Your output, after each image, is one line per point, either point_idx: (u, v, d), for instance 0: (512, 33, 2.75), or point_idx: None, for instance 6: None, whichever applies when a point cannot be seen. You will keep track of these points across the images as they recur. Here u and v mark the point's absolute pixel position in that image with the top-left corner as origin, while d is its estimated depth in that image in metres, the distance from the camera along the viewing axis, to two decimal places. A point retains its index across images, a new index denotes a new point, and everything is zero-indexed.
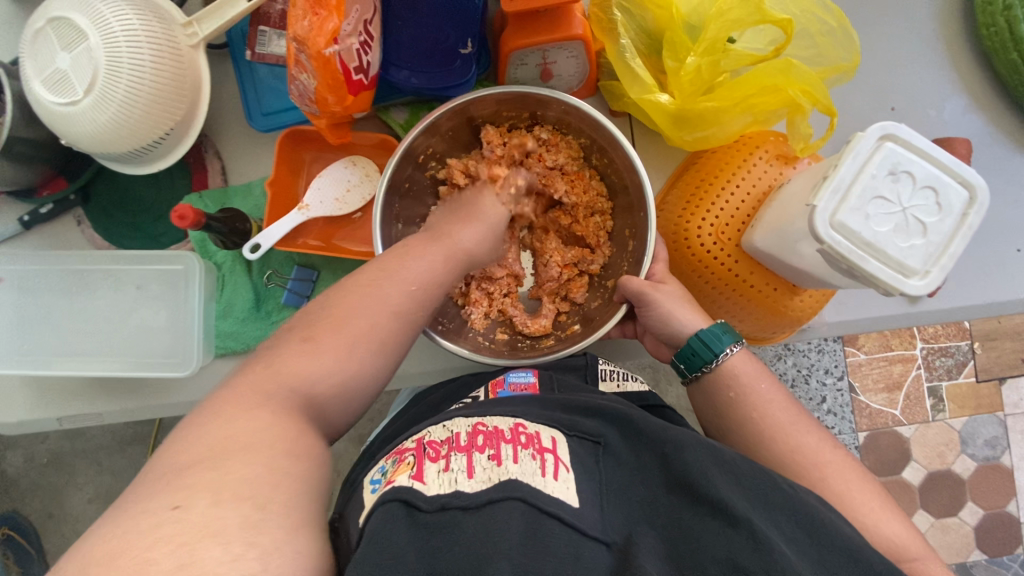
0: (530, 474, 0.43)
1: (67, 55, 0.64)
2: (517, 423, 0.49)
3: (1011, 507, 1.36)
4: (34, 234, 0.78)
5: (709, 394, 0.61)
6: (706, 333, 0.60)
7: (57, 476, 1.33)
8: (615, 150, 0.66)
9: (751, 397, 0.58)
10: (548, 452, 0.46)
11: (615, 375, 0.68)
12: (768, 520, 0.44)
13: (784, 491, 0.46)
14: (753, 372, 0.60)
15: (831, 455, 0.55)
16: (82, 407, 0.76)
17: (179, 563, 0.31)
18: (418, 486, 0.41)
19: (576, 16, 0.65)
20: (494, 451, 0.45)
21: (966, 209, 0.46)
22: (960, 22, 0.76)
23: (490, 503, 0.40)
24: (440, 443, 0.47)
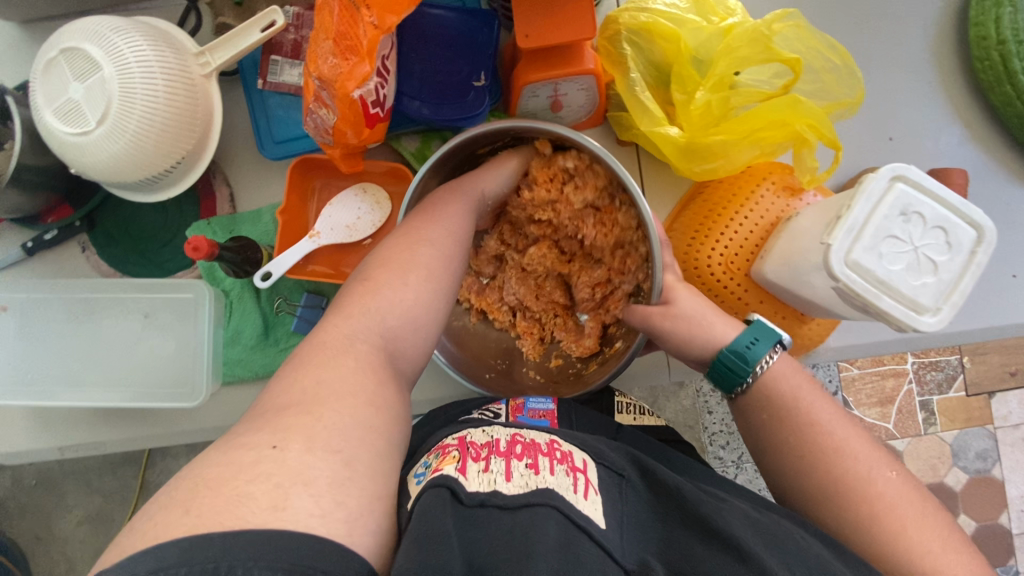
0: (565, 487, 0.42)
1: (79, 85, 0.64)
2: (553, 439, 0.49)
3: (1003, 519, 1.38)
4: (38, 261, 0.77)
5: (742, 407, 0.60)
6: (734, 349, 0.58)
7: (46, 498, 1.30)
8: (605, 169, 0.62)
9: (789, 418, 0.56)
10: (580, 472, 0.45)
11: (631, 408, 0.71)
12: (781, 564, 0.42)
13: (789, 531, 0.47)
14: (793, 390, 0.57)
15: (882, 485, 0.51)
16: (85, 437, 0.74)
17: (273, 504, 0.34)
18: (460, 479, 0.40)
19: (588, 51, 0.66)
20: (532, 461, 0.44)
21: (974, 247, 0.48)
22: (953, 55, 0.78)
23: (529, 505, 0.39)
24: (480, 445, 0.46)
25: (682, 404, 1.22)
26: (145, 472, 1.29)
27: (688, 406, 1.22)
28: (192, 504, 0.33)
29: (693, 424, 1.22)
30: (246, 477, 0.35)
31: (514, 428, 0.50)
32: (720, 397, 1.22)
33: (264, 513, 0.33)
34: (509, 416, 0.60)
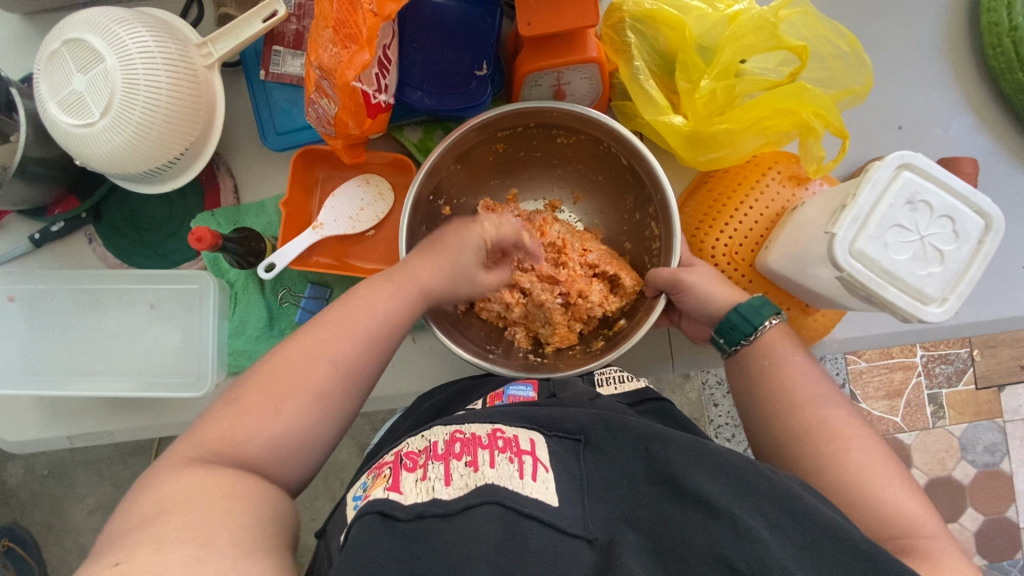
0: (507, 477, 0.43)
1: (83, 77, 0.64)
2: (495, 427, 0.48)
3: (1011, 513, 1.37)
4: (46, 252, 0.77)
5: (745, 371, 0.60)
6: (745, 307, 0.60)
7: (58, 487, 1.32)
8: (635, 157, 0.65)
9: (783, 365, 0.58)
10: (528, 453, 0.45)
11: (612, 379, 0.66)
12: (754, 512, 0.42)
13: (765, 475, 0.45)
14: (788, 344, 0.60)
15: (856, 429, 0.53)
16: (93, 426, 0.75)
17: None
18: (394, 497, 0.42)
19: (591, 39, 0.65)
20: (472, 457, 0.45)
21: (982, 237, 0.47)
22: (965, 42, 0.77)
23: (467, 509, 0.40)
24: (417, 453, 0.47)
25: (688, 396, 1.22)
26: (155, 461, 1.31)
27: (694, 398, 1.22)
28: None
29: (698, 416, 1.22)
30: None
31: (456, 424, 0.50)
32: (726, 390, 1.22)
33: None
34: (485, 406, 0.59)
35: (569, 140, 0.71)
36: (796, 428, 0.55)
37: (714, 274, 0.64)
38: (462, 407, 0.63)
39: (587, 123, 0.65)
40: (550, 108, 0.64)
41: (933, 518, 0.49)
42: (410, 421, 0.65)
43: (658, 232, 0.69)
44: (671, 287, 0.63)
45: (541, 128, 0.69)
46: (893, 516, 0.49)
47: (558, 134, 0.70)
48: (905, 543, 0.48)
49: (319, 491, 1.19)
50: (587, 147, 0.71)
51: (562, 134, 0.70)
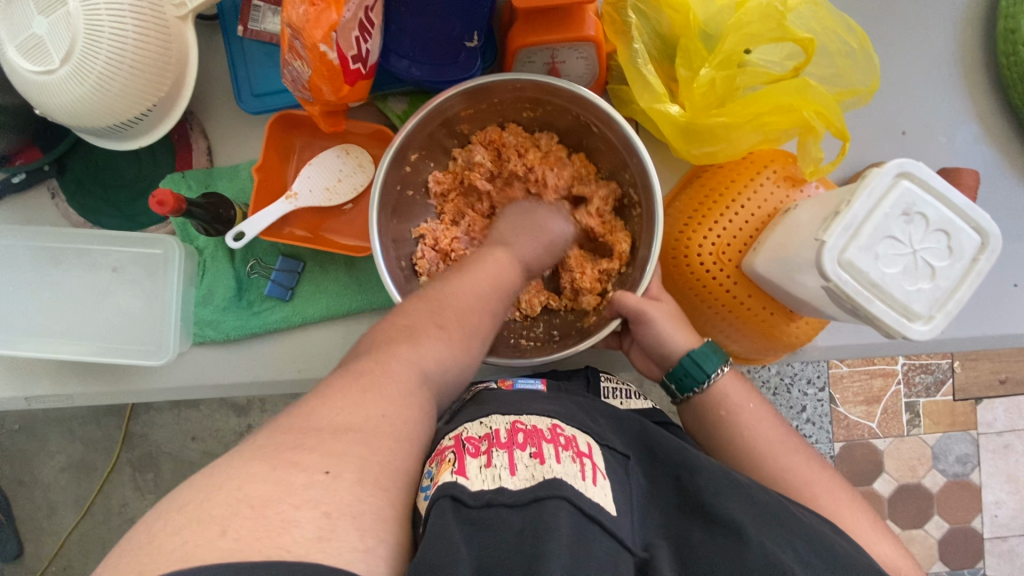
0: (572, 476, 0.39)
1: (43, 19, 0.60)
2: (554, 423, 0.46)
3: (975, 523, 1.39)
4: (6, 205, 0.73)
5: (699, 414, 0.61)
6: (698, 353, 0.60)
7: (28, 443, 1.30)
8: (602, 120, 0.62)
9: (739, 415, 0.59)
10: (586, 456, 0.43)
11: (619, 393, 0.64)
12: (786, 547, 0.41)
13: (795, 514, 0.45)
14: (742, 394, 0.60)
15: (821, 475, 0.54)
16: (50, 389, 0.72)
17: (317, 534, 0.30)
18: (461, 482, 0.38)
19: (590, 16, 0.62)
20: (536, 449, 0.42)
21: (976, 255, 0.45)
22: (979, 47, 0.74)
23: (536, 501, 0.37)
24: (478, 440, 0.43)
25: None
26: (128, 423, 1.28)
27: None
28: (230, 524, 0.29)
29: (677, 410, 1.21)
30: (292, 501, 0.31)
31: (513, 415, 0.48)
32: None
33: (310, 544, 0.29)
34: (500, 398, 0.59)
35: (536, 112, 0.69)
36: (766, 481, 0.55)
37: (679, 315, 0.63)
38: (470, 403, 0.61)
39: (548, 93, 0.63)
40: (517, 80, 0.61)
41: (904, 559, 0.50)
42: None
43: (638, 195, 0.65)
44: (634, 318, 0.62)
45: (506, 101, 0.67)
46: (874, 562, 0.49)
47: (525, 106, 0.68)
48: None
49: None
50: (559, 119, 0.69)
51: (527, 106, 0.68)
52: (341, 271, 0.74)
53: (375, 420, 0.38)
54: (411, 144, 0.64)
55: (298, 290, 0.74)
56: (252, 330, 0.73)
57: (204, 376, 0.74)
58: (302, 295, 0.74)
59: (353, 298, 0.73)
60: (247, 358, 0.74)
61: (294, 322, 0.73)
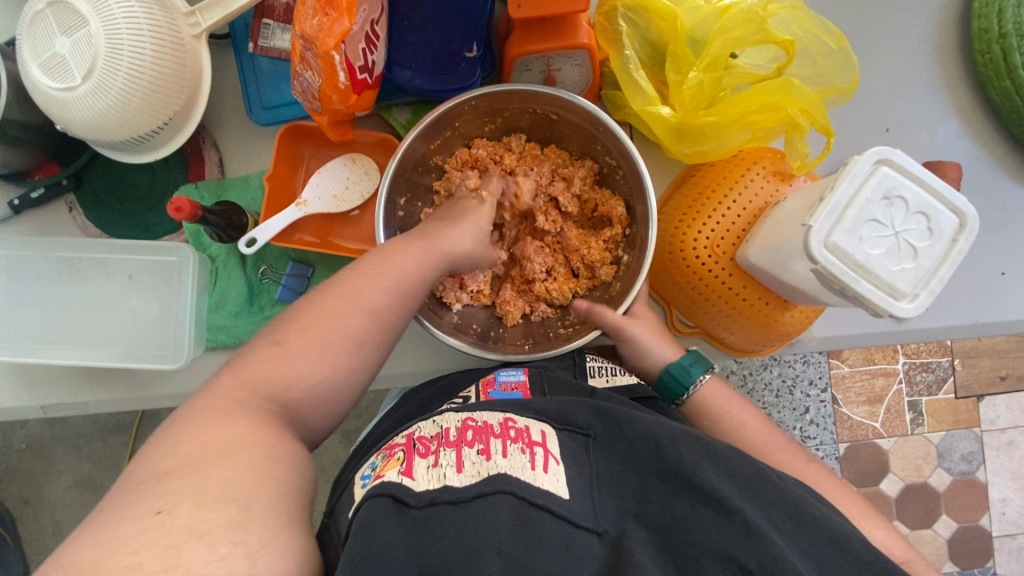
0: (520, 468, 0.42)
1: (65, 40, 0.63)
2: (507, 416, 0.48)
3: (984, 522, 1.39)
4: (26, 218, 0.76)
5: (689, 421, 0.65)
6: (674, 367, 0.64)
7: (36, 462, 1.31)
8: (569, 109, 0.65)
9: (726, 422, 0.63)
10: (539, 445, 0.44)
11: (603, 370, 0.66)
12: (762, 514, 0.44)
13: (771, 480, 0.47)
14: (723, 400, 0.64)
15: (807, 469, 0.59)
16: (66, 396, 0.75)
17: (164, 567, 0.32)
18: (407, 482, 0.40)
19: (583, 25, 0.65)
20: (484, 446, 0.43)
21: (956, 235, 0.48)
22: (956, 48, 0.77)
23: (479, 497, 0.39)
24: (429, 439, 0.45)
25: None
26: (135, 440, 1.29)
27: None
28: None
29: None
30: (130, 547, 0.33)
31: (467, 411, 0.50)
32: None
33: None
34: (480, 395, 0.60)
35: (496, 120, 0.72)
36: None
37: None
38: (458, 395, 0.63)
39: (502, 100, 0.66)
40: (467, 99, 0.64)
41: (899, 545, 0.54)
42: (397, 417, 0.65)
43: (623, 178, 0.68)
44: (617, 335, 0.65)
45: (467, 121, 0.70)
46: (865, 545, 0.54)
47: (486, 119, 0.71)
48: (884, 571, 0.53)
49: None
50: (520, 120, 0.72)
51: (487, 118, 0.71)
52: None
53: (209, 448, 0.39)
54: (396, 190, 0.66)
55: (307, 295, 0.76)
56: None
57: None
58: None
59: None
60: None
61: None
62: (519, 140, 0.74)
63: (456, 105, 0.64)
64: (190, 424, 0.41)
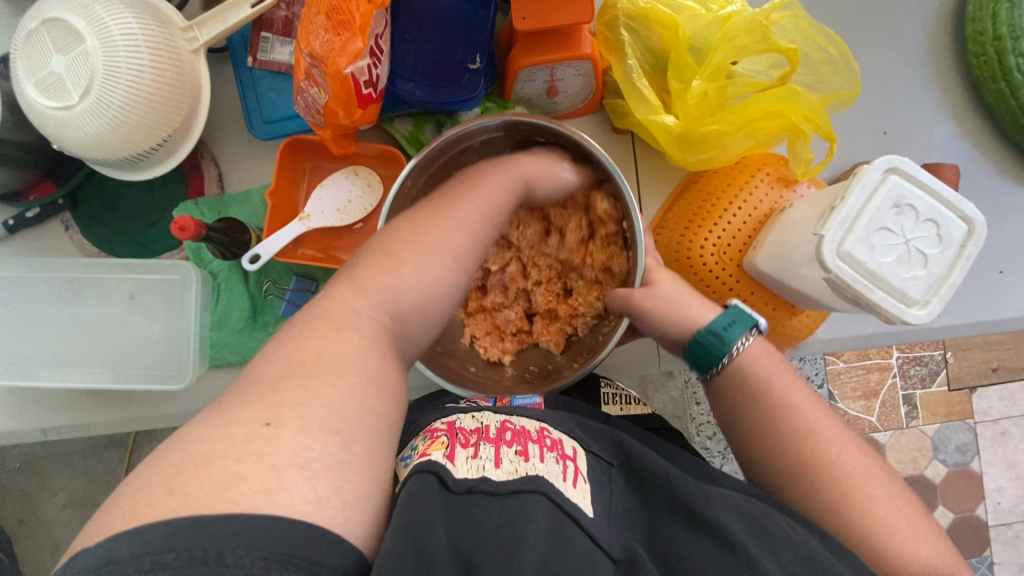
0: (554, 475, 0.43)
1: (61, 57, 0.62)
2: (543, 426, 0.50)
3: (980, 511, 1.41)
4: (21, 238, 0.75)
5: (723, 396, 0.57)
6: (710, 332, 0.57)
7: (30, 481, 1.28)
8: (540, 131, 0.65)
9: (771, 396, 0.54)
10: (570, 459, 0.46)
11: (618, 398, 0.69)
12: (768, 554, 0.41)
13: (781, 523, 0.44)
14: (769, 367, 0.55)
15: (854, 465, 0.50)
16: (68, 419, 0.73)
17: (266, 488, 0.32)
18: (448, 467, 0.41)
19: (585, 35, 0.65)
20: (522, 448, 0.45)
21: (964, 241, 0.48)
22: (949, 50, 0.78)
23: (518, 493, 0.40)
24: (470, 432, 0.47)
25: (671, 395, 1.23)
26: (132, 456, 1.27)
27: (677, 397, 1.23)
28: (178, 482, 0.32)
29: (681, 415, 1.23)
30: (235, 456, 0.33)
31: (504, 415, 0.51)
32: None
33: (255, 497, 0.32)
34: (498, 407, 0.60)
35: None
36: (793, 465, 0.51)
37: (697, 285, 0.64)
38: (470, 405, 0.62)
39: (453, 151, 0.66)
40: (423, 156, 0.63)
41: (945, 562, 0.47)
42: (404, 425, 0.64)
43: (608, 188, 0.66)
44: (630, 312, 0.62)
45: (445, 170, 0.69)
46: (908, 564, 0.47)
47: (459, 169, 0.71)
48: None
49: None
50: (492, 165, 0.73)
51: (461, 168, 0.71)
52: None
53: (314, 359, 0.40)
54: None
55: None
56: None
57: None
58: None
59: None
60: None
61: None
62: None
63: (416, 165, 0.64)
64: (302, 333, 0.42)
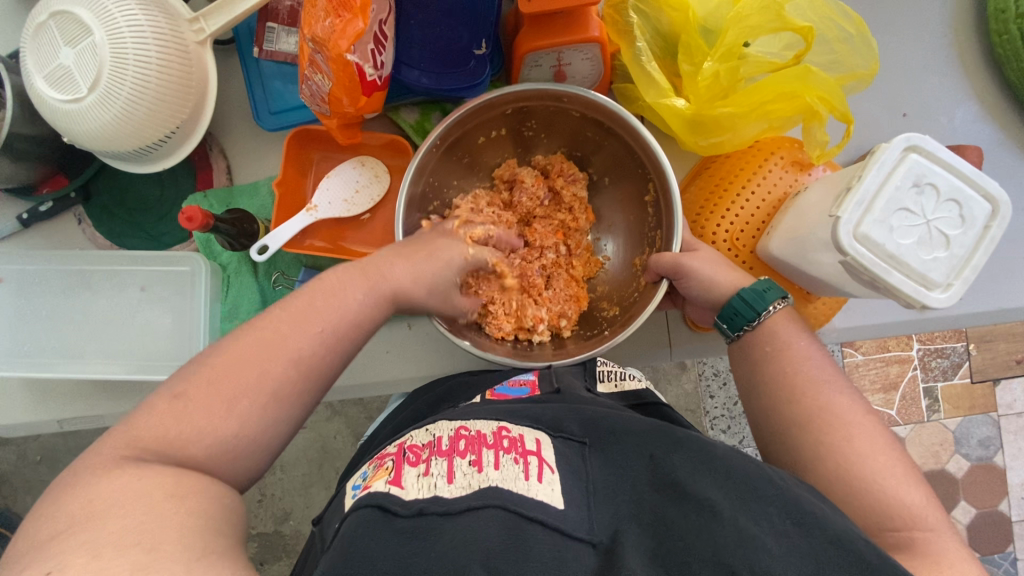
0: (510, 480, 0.42)
1: (70, 51, 0.62)
2: (501, 425, 0.48)
3: (1003, 506, 1.38)
4: (35, 232, 0.76)
5: (746, 352, 0.59)
6: (748, 293, 0.58)
7: (51, 473, 1.31)
8: (604, 115, 0.64)
9: (788, 350, 0.56)
10: (533, 454, 0.45)
11: (613, 375, 0.67)
12: (756, 518, 0.41)
13: (772, 479, 0.44)
14: (791, 329, 0.58)
15: (860, 417, 0.51)
16: (82, 410, 0.74)
17: None
18: (396, 492, 0.41)
19: (593, 18, 0.64)
20: (476, 457, 0.44)
21: (988, 222, 0.46)
22: (972, 28, 0.75)
23: (469, 510, 0.40)
24: (421, 447, 0.47)
25: (684, 387, 1.22)
26: None
27: (690, 389, 1.22)
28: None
29: (695, 407, 1.22)
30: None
31: (460, 420, 0.50)
32: (722, 381, 1.21)
33: None
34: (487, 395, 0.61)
35: (505, 130, 0.71)
36: (801, 419, 0.52)
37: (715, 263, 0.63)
38: (463, 398, 0.63)
39: (482, 112, 0.65)
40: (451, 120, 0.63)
41: (935, 512, 0.47)
42: (403, 414, 0.66)
43: (651, 189, 0.67)
44: (675, 274, 0.62)
45: (483, 126, 0.68)
46: (896, 508, 0.47)
47: (494, 130, 0.70)
48: (906, 535, 0.46)
49: (314, 479, 1.19)
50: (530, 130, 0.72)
51: (498, 127, 0.70)
52: None
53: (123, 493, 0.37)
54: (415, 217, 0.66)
55: None
56: None
57: None
58: None
59: None
60: None
61: None
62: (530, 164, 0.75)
63: (445, 129, 0.63)
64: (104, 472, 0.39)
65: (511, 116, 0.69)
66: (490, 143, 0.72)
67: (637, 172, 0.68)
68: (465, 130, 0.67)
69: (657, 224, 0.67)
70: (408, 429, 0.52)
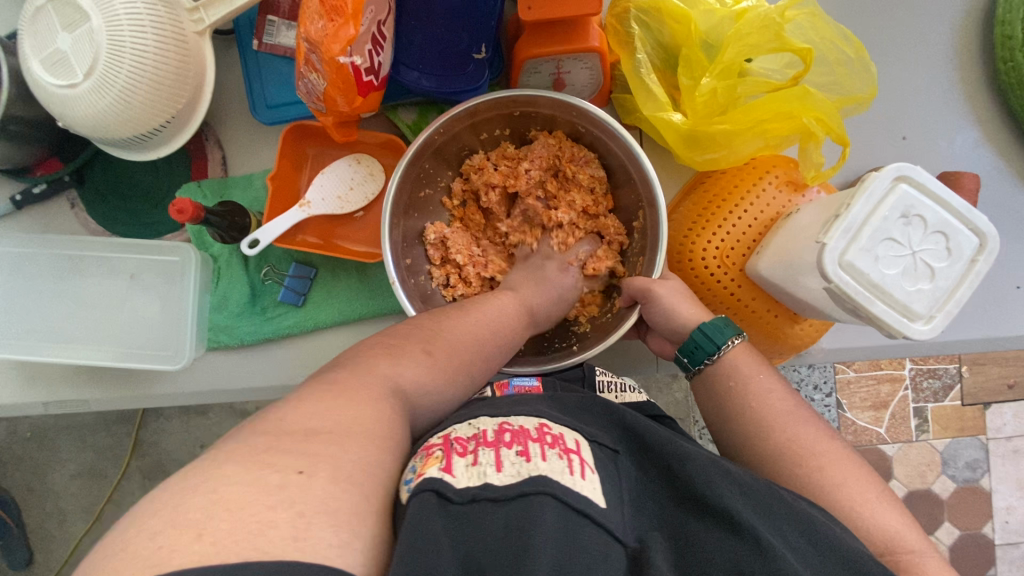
0: (559, 472, 0.39)
1: (68, 35, 0.62)
2: (542, 423, 0.45)
3: (987, 529, 1.38)
4: (27, 213, 0.76)
5: (711, 386, 0.60)
6: (708, 326, 0.60)
7: (39, 451, 1.31)
8: (601, 129, 0.64)
9: (750, 386, 0.58)
10: (574, 453, 0.42)
11: (612, 387, 0.65)
12: (775, 531, 0.42)
13: (786, 499, 0.45)
14: (754, 364, 0.59)
15: (827, 447, 0.53)
16: (68, 394, 0.74)
17: (294, 533, 0.29)
18: (447, 478, 0.37)
19: (594, 28, 0.63)
20: (523, 448, 0.41)
21: (974, 255, 0.46)
22: (976, 52, 0.75)
23: (524, 496, 0.36)
24: (467, 440, 0.43)
25: (675, 396, 1.22)
26: (138, 431, 1.30)
27: (681, 398, 1.22)
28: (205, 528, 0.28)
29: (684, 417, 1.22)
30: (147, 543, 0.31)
31: (501, 415, 0.47)
32: None
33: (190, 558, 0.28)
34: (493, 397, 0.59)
35: (508, 131, 0.71)
36: (771, 452, 0.54)
37: (685, 295, 0.63)
38: None
39: (481, 112, 0.65)
40: (445, 118, 0.63)
41: (914, 532, 0.49)
42: None
43: (642, 216, 0.67)
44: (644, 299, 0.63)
45: (484, 126, 0.68)
46: (877, 533, 0.49)
47: (494, 129, 0.70)
48: (892, 559, 0.48)
49: None
50: (533, 134, 0.71)
51: (502, 126, 0.70)
52: (353, 277, 0.76)
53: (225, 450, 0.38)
54: (401, 210, 0.66)
55: (311, 296, 0.76)
56: (265, 335, 0.74)
57: (218, 382, 0.75)
58: (315, 300, 0.75)
59: (366, 304, 0.75)
60: (260, 363, 0.76)
61: (306, 327, 0.75)
62: (546, 138, 0.70)
63: (442, 127, 0.63)
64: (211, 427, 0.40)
65: (513, 118, 0.68)
66: (493, 142, 0.72)
67: (631, 191, 0.68)
68: (463, 128, 0.67)
69: (640, 249, 0.68)
70: (447, 422, 0.47)
